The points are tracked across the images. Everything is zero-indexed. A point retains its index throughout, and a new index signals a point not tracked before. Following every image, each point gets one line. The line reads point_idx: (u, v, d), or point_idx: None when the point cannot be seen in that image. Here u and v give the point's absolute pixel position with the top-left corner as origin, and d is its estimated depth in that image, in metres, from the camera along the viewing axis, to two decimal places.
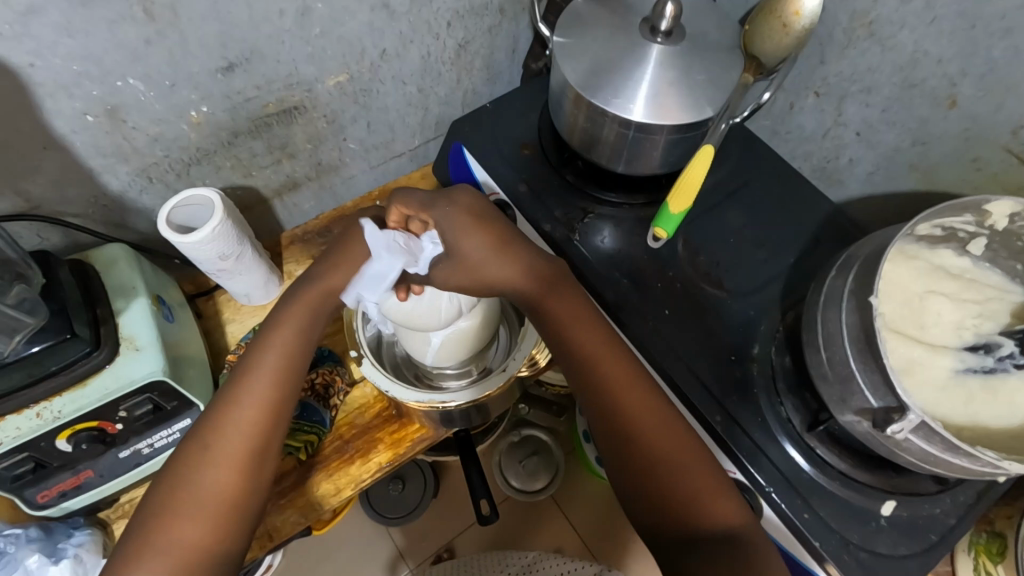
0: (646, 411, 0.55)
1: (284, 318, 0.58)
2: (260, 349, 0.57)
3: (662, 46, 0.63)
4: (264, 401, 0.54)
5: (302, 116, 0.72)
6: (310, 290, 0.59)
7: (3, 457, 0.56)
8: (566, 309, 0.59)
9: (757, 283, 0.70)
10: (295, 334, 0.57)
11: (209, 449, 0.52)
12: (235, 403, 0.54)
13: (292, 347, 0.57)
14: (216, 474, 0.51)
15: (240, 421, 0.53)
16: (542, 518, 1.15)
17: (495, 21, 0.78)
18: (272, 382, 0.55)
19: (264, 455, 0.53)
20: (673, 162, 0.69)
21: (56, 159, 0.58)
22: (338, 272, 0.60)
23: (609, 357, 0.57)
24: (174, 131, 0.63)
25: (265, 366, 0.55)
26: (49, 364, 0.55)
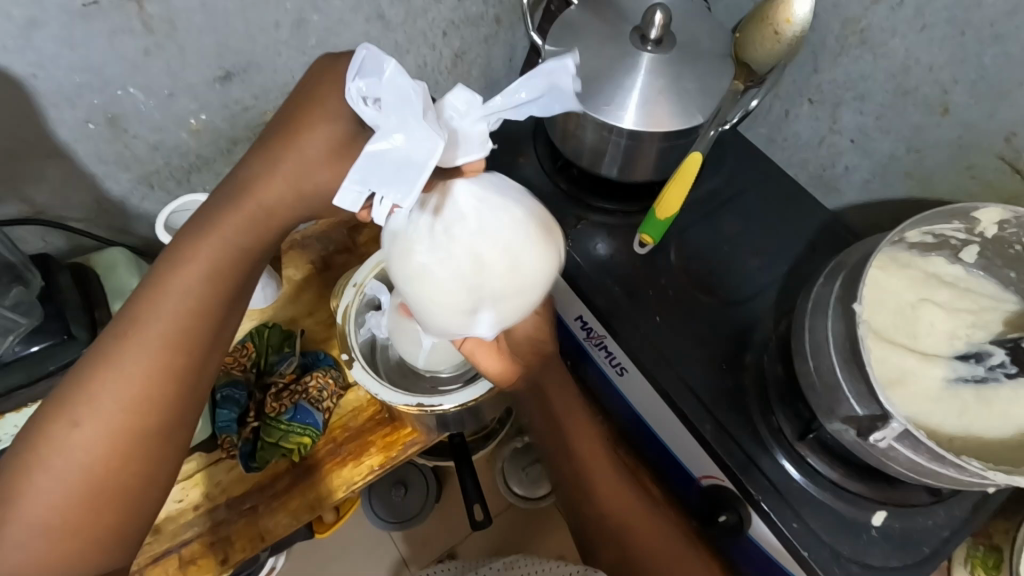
0: (603, 471, 0.63)
1: (198, 249, 0.46)
2: (164, 282, 0.46)
3: (652, 55, 0.63)
4: (165, 361, 0.45)
5: None
6: (237, 213, 0.47)
7: None
8: (550, 383, 0.64)
9: (750, 290, 0.70)
10: (208, 276, 0.47)
11: (89, 398, 0.43)
12: (129, 348, 0.44)
13: (206, 293, 0.47)
14: (96, 447, 0.43)
15: (131, 383, 0.44)
16: (544, 526, 1.15)
17: (491, 30, 0.79)
18: (177, 337, 0.46)
19: (164, 426, 0.45)
20: (664, 168, 0.69)
21: (58, 166, 0.60)
22: (275, 171, 0.46)
23: (582, 427, 0.65)
24: (173, 139, 0.65)
25: (168, 313, 0.45)
26: (47, 365, 0.56)
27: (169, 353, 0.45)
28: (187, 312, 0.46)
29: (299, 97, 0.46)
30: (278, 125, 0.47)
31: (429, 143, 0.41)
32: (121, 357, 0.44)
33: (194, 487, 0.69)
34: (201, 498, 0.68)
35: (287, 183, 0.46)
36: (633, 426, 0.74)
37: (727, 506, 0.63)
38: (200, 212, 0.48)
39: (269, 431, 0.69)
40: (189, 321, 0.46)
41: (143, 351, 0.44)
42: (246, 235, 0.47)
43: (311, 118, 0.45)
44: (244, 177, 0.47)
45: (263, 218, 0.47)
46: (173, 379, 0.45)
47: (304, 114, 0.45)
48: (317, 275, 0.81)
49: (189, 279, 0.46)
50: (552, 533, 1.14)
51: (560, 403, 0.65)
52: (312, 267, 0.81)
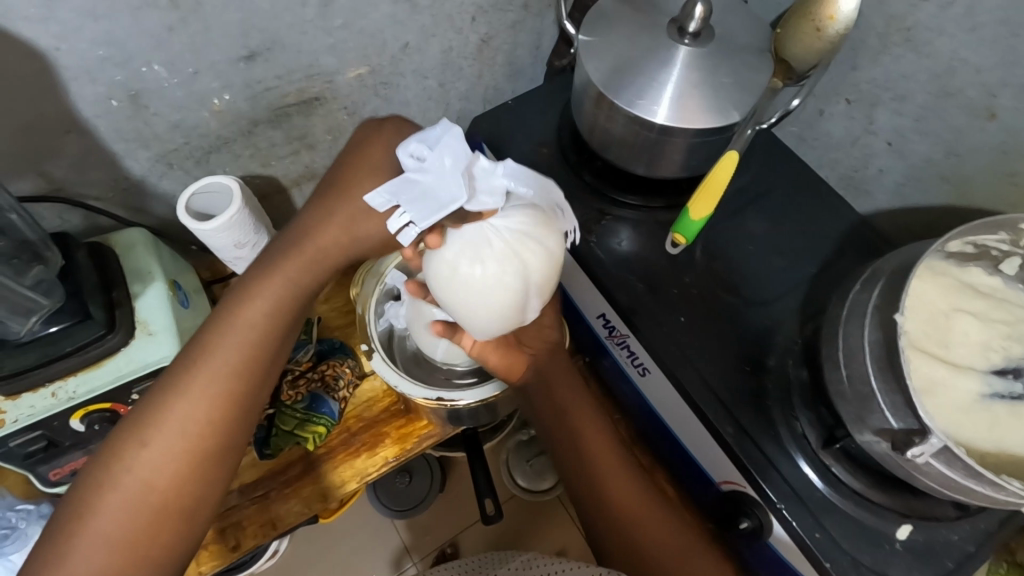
0: (616, 477, 0.61)
1: (263, 288, 0.50)
2: (230, 317, 0.49)
3: (690, 48, 0.62)
4: (228, 387, 0.48)
5: (322, 107, 0.71)
6: (294, 257, 0.51)
7: (14, 435, 0.54)
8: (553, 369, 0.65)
9: (775, 292, 0.69)
10: (272, 309, 0.50)
11: (156, 428, 0.46)
12: (193, 379, 0.47)
13: (268, 324, 0.50)
14: (159, 469, 0.45)
15: (193, 411, 0.47)
16: (548, 519, 1.15)
17: (519, 17, 0.77)
18: (238, 365, 0.49)
19: (222, 450, 0.48)
20: (695, 165, 0.67)
21: (78, 141, 0.59)
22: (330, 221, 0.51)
23: (591, 425, 0.64)
24: (194, 119, 0.64)
25: (231, 343, 0.49)
26: (63, 345, 0.54)
27: (230, 381, 0.48)
28: (248, 342, 0.49)
29: (346, 162, 0.52)
30: (333, 181, 0.52)
31: (453, 190, 0.45)
32: (187, 384, 0.47)
33: None
34: None
35: (342, 226, 0.50)
36: (649, 425, 0.73)
37: (748, 511, 0.62)
38: (264, 254, 0.52)
39: (284, 419, 0.68)
40: (250, 351, 0.49)
41: (206, 379, 0.47)
42: (307, 275, 0.51)
43: (364, 178, 0.51)
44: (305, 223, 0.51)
45: (320, 260, 0.51)
46: (232, 404, 0.48)
47: (354, 172, 0.51)
48: None
49: (252, 312, 0.50)
50: (555, 526, 1.14)
51: (567, 398, 0.65)
52: None
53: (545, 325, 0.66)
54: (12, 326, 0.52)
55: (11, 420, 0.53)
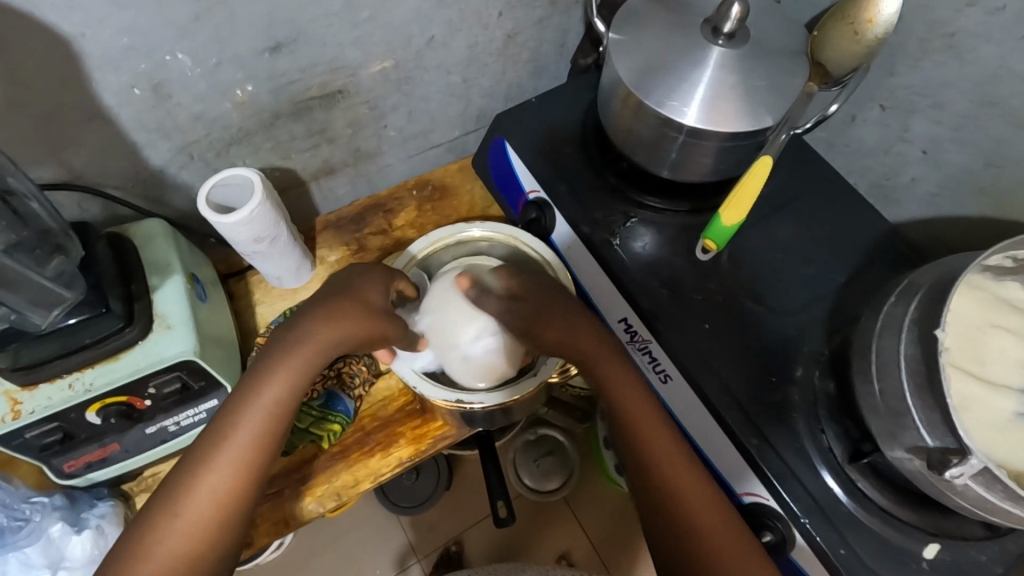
0: (676, 467, 0.51)
1: (282, 366, 0.51)
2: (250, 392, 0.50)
3: (723, 49, 0.60)
4: (247, 461, 0.47)
5: (344, 101, 0.70)
6: (310, 339, 0.53)
7: (32, 426, 0.54)
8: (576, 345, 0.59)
9: (802, 301, 0.67)
10: (290, 384, 0.50)
11: (177, 506, 0.45)
12: (214, 455, 0.47)
13: (286, 399, 0.50)
14: (180, 545, 0.44)
15: (214, 488, 0.46)
16: (553, 519, 1.14)
17: (547, 12, 0.75)
18: (258, 438, 0.48)
19: (240, 520, 0.47)
20: (724, 170, 0.66)
21: (99, 130, 0.58)
22: (336, 314, 0.55)
23: (634, 399, 0.55)
24: (217, 110, 0.63)
25: (251, 419, 0.49)
26: (82, 336, 0.53)
27: (251, 454, 0.48)
28: (267, 416, 0.49)
29: (351, 282, 0.59)
30: (337, 288, 0.58)
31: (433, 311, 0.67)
32: (209, 460, 0.47)
33: None
34: None
35: (355, 322, 0.55)
36: None
37: (770, 525, 0.58)
38: (279, 337, 0.53)
39: (299, 416, 0.67)
40: (268, 424, 0.49)
41: (227, 455, 0.47)
42: (320, 356, 0.53)
43: (362, 293, 0.58)
44: (319, 312, 0.54)
45: (331, 345, 0.53)
46: (249, 478, 0.47)
47: (364, 286, 0.59)
48: (352, 257, 0.80)
49: (272, 390, 0.50)
50: (560, 527, 1.13)
51: (626, 395, 0.54)
52: (347, 250, 0.81)
53: (565, 334, 0.59)
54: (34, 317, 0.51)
55: (28, 411, 0.53)
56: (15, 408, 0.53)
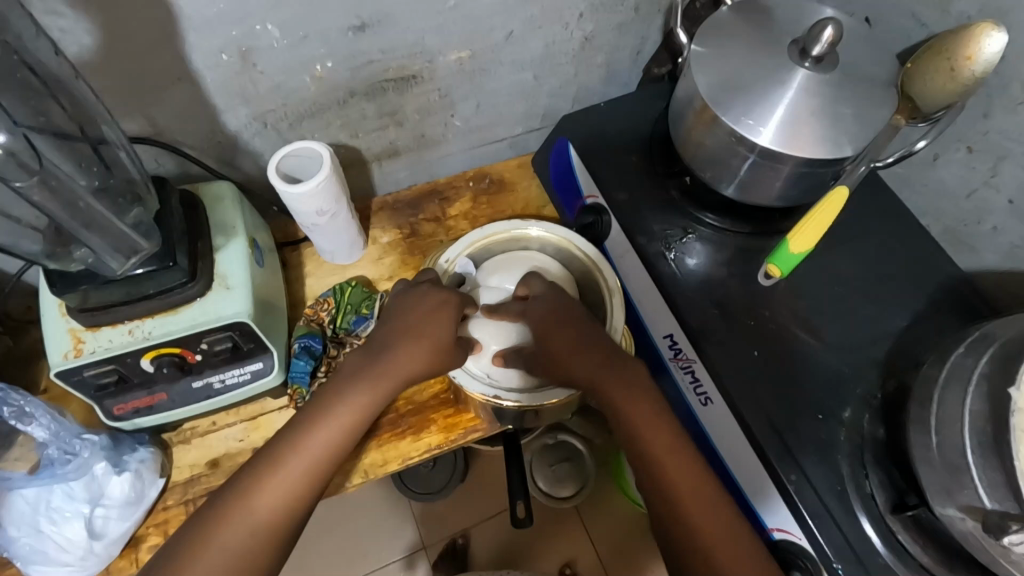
0: (692, 482, 0.51)
1: (364, 385, 0.55)
2: (331, 403, 0.54)
3: (809, 72, 0.58)
4: (316, 475, 0.51)
5: (417, 86, 0.71)
6: (390, 365, 0.56)
7: (91, 366, 0.56)
8: (573, 351, 0.59)
9: (859, 340, 0.65)
10: (367, 401, 0.55)
11: (256, 492, 0.49)
12: (295, 451, 0.51)
13: (362, 414, 0.54)
14: (256, 526, 0.48)
15: (287, 494, 0.49)
16: (562, 526, 1.13)
17: (627, 18, 0.75)
18: (329, 455, 0.52)
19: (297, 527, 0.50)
20: (793, 196, 0.64)
21: (185, 90, 0.60)
22: (409, 342, 0.58)
23: (654, 416, 0.54)
24: (296, 82, 0.64)
25: (331, 427, 0.53)
26: (148, 286, 0.55)
27: (328, 458, 0.52)
28: (344, 428, 0.53)
29: (418, 307, 0.60)
30: (405, 315, 0.59)
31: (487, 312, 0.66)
32: (283, 467, 0.50)
33: (255, 430, 0.67)
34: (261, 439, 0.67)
35: (421, 358, 0.58)
36: None
37: (800, 567, 0.56)
38: (358, 359, 0.57)
39: None
40: (343, 434, 0.53)
41: (302, 460, 0.51)
42: (389, 388, 0.56)
43: (429, 318, 0.59)
44: (394, 347, 0.57)
45: (404, 373, 0.57)
46: (322, 479, 0.51)
47: (427, 313, 0.59)
48: (404, 241, 0.81)
49: (349, 410, 0.54)
50: (569, 536, 1.12)
51: (649, 417, 0.54)
52: (399, 232, 0.81)
53: (579, 349, 0.58)
54: (108, 263, 0.53)
55: (90, 351, 0.55)
56: (78, 346, 0.55)
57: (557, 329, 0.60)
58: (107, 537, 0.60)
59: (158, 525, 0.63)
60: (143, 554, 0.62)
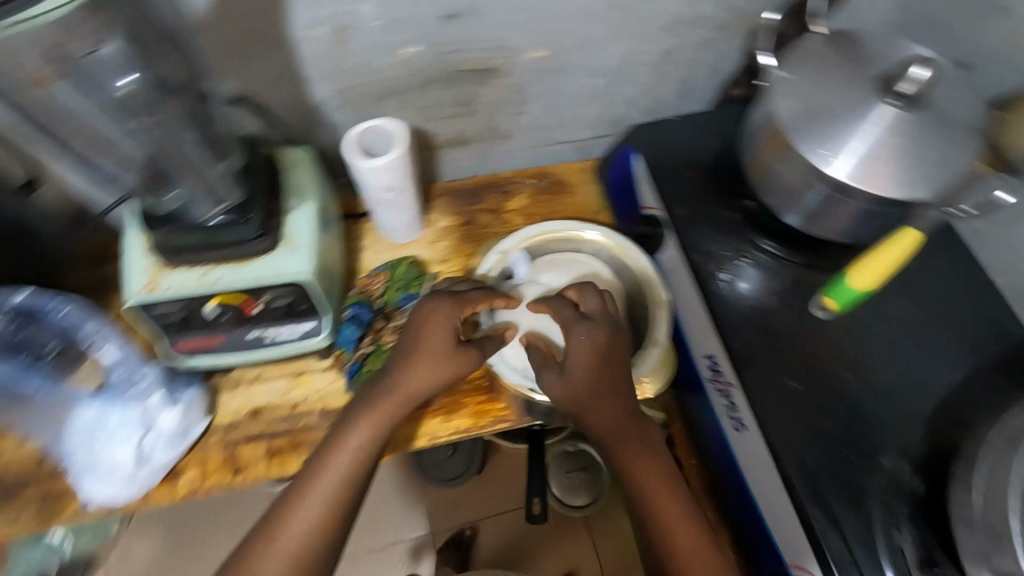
0: (692, 546, 0.55)
1: (367, 417, 0.57)
2: (343, 436, 0.57)
3: (894, 110, 0.57)
4: (339, 497, 0.55)
5: (494, 80, 0.73)
6: (391, 395, 0.58)
7: (162, 304, 0.59)
8: (591, 403, 0.58)
9: (908, 390, 0.63)
10: (374, 431, 0.57)
11: (286, 524, 0.53)
12: (313, 485, 0.55)
13: (372, 443, 0.57)
14: (292, 552, 0.53)
15: (309, 520, 0.54)
16: (570, 535, 1.13)
17: (710, 36, 0.75)
18: (348, 478, 0.56)
19: (335, 543, 0.55)
20: (859, 234, 0.63)
21: (281, 58, 0.63)
22: (411, 372, 0.58)
23: (659, 482, 0.58)
24: (382, 62, 0.67)
25: (343, 458, 0.56)
26: (222, 236, 0.58)
27: (344, 487, 0.55)
28: (356, 457, 0.56)
29: (418, 331, 0.60)
30: (409, 340, 0.60)
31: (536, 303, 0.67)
32: (304, 495, 0.55)
33: (297, 388, 0.70)
34: (302, 398, 0.70)
35: (426, 379, 0.59)
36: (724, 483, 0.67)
37: None
38: (365, 393, 0.60)
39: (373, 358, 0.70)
40: (356, 464, 0.56)
41: (321, 491, 0.55)
42: (395, 412, 0.58)
43: (430, 339, 0.59)
44: (398, 374, 0.58)
45: (408, 403, 0.59)
46: (344, 508, 0.55)
47: (425, 332, 0.59)
48: (461, 228, 0.83)
49: (356, 441, 0.56)
50: (574, 546, 1.12)
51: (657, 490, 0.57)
52: (457, 220, 0.83)
53: (597, 392, 0.57)
54: (200, 206, 0.58)
55: (163, 289, 0.59)
56: (153, 283, 0.59)
57: (581, 365, 0.58)
58: (152, 465, 0.64)
59: (197, 462, 0.67)
60: (180, 487, 0.65)
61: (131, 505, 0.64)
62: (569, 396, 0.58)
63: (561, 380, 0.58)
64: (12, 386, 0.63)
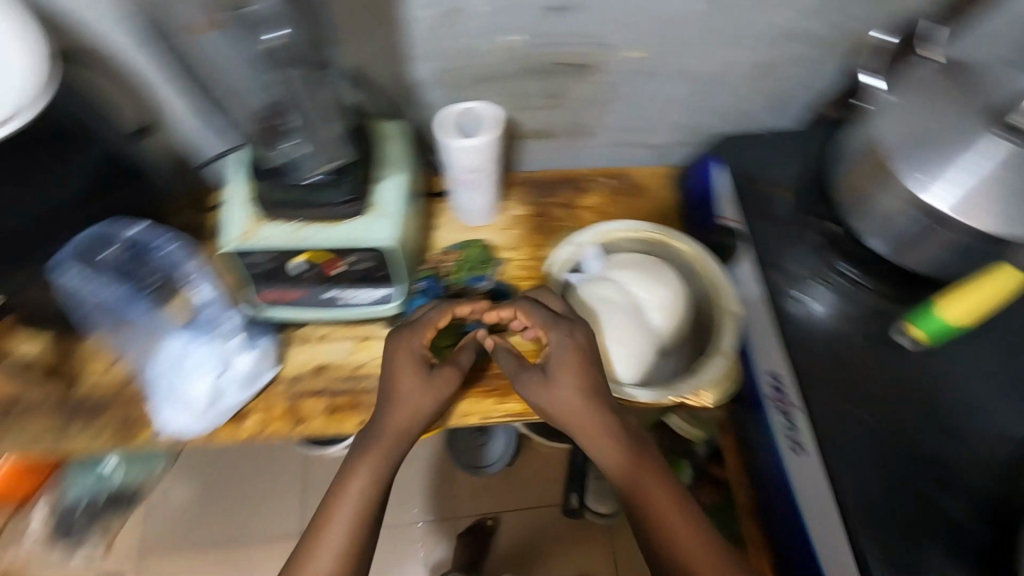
0: (695, 546, 0.55)
1: (370, 451, 0.61)
2: (352, 469, 0.61)
3: (1009, 145, 0.55)
4: (357, 520, 0.58)
5: (588, 76, 0.74)
6: (389, 424, 0.62)
7: (256, 253, 0.63)
8: (565, 404, 0.60)
9: (984, 437, 0.60)
10: (380, 458, 0.61)
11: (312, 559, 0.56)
12: (332, 516, 0.58)
13: (380, 469, 0.61)
14: None
15: (334, 548, 0.57)
16: (590, 539, 1.13)
17: (812, 53, 0.74)
18: (362, 501, 0.59)
19: (363, 560, 0.58)
20: (949, 269, 0.61)
21: (391, 34, 0.66)
22: (401, 397, 0.63)
23: (650, 484, 0.58)
24: (485, 47, 0.69)
25: (355, 486, 0.60)
26: (319, 196, 0.61)
27: (362, 513, 0.59)
28: (369, 486, 0.60)
29: (392, 363, 0.65)
30: (387, 369, 0.65)
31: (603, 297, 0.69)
32: (322, 536, 0.57)
33: (362, 351, 0.73)
34: (366, 363, 0.73)
35: (418, 407, 0.63)
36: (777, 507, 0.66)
37: None
38: (365, 433, 0.64)
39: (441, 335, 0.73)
40: (370, 489, 0.60)
41: (340, 523, 0.58)
42: (397, 444, 0.62)
43: (407, 370, 0.64)
44: (392, 405, 0.63)
45: (406, 430, 0.63)
46: (363, 533, 0.58)
47: (400, 359, 0.64)
48: (533, 219, 0.84)
49: (365, 471, 0.60)
50: (593, 550, 1.12)
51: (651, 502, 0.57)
52: (531, 210, 0.85)
53: (571, 388, 0.60)
54: (304, 167, 0.61)
55: (257, 239, 0.62)
56: (250, 232, 0.62)
57: (566, 371, 0.61)
58: (223, 403, 0.68)
59: (262, 408, 0.70)
60: (243, 430, 0.69)
61: (197, 441, 0.68)
62: (551, 410, 0.61)
63: (546, 382, 0.62)
64: (119, 309, 0.71)
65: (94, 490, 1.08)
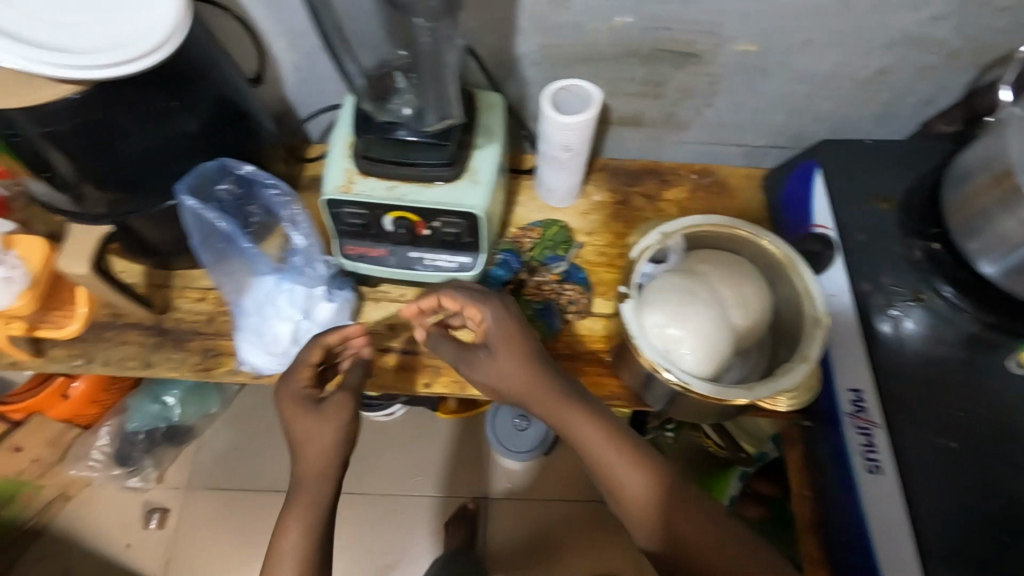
0: (681, 514, 0.54)
1: (294, 506, 0.54)
2: (288, 512, 0.54)
3: None
4: (308, 546, 0.53)
5: (693, 66, 0.72)
6: (305, 466, 0.56)
7: (350, 206, 0.65)
8: (511, 377, 0.59)
9: None
10: (310, 495, 0.55)
11: None
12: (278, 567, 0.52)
13: (315, 496, 0.55)
14: None
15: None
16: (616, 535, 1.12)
17: (936, 62, 0.70)
18: (309, 542, 0.53)
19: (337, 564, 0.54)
20: None
21: (504, 5, 0.67)
22: (303, 434, 0.56)
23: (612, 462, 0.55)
24: (594, 28, 0.69)
25: (292, 530, 0.53)
26: (419, 156, 0.63)
27: (310, 545, 0.53)
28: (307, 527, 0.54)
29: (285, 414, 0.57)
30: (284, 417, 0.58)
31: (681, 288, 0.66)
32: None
33: None
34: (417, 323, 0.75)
35: (323, 441, 0.56)
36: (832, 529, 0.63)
37: None
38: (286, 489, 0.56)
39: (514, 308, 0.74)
40: (310, 520, 0.54)
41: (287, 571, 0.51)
42: (323, 482, 0.55)
43: (296, 410, 0.57)
44: (299, 449, 0.56)
45: (325, 467, 0.56)
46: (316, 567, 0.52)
47: (291, 398, 0.58)
48: (613, 206, 0.83)
49: (297, 520, 0.54)
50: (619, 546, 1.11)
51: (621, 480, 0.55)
52: (612, 197, 0.84)
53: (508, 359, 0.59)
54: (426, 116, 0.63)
55: (355, 193, 0.64)
56: (348, 185, 0.64)
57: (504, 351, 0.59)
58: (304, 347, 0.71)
59: None
60: None
61: (273, 379, 0.72)
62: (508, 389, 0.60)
63: (491, 357, 0.60)
64: (227, 242, 0.71)
65: (152, 422, 1.10)
